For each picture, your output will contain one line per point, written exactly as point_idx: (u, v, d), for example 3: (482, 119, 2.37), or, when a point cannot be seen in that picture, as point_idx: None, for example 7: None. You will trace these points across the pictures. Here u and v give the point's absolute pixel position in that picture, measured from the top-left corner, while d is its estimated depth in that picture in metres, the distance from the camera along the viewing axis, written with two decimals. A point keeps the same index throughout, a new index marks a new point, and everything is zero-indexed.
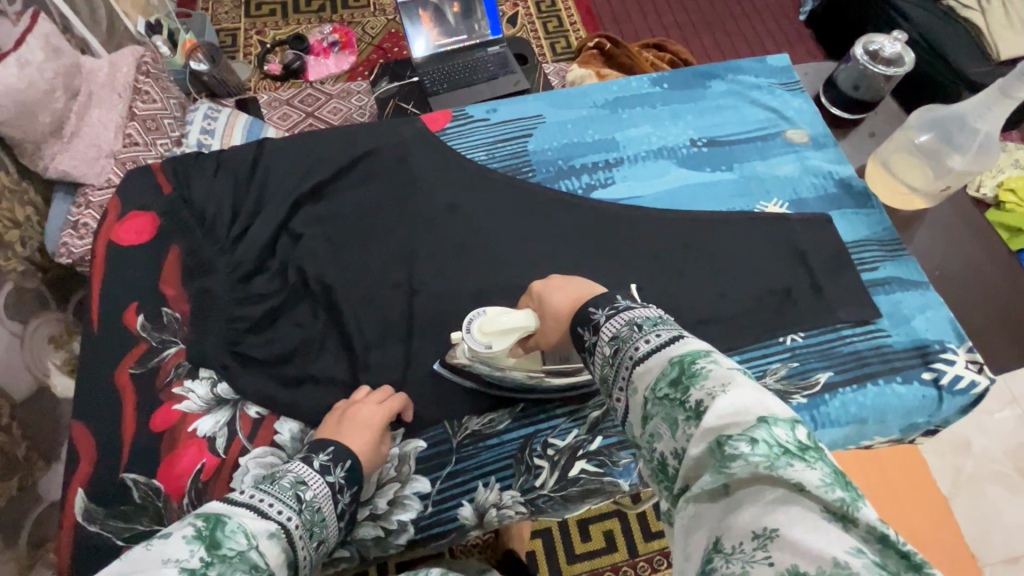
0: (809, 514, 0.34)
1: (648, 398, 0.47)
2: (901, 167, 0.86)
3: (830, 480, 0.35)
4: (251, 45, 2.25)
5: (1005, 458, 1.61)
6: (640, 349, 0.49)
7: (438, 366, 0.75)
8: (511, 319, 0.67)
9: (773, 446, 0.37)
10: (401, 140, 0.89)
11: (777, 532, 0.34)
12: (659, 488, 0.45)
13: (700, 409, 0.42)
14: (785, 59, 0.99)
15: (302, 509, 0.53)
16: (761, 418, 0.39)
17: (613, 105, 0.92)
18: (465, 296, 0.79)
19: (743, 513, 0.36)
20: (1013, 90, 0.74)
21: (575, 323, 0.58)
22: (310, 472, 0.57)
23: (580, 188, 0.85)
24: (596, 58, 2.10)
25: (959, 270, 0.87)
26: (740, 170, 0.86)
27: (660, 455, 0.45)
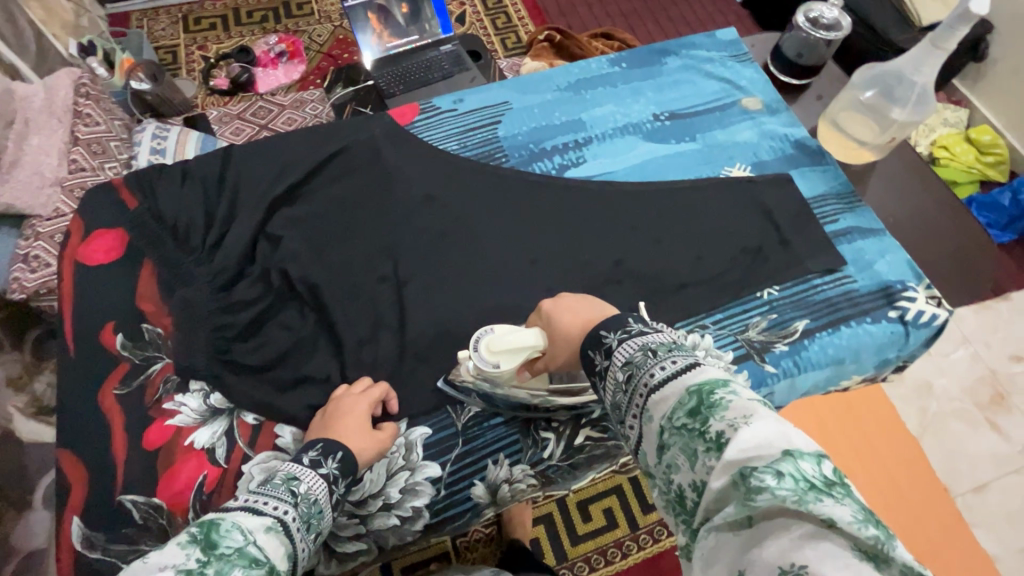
0: (840, 552, 0.38)
1: (664, 428, 0.49)
2: (850, 124, 0.91)
3: (861, 517, 0.39)
4: (194, 61, 2.18)
5: (963, 395, 1.73)
6: (654, 377, 0.51)
7: (442, 383, 0.74)
8: (520, 338, 0.66)
9: (799, 481, 0.40)
10: (371, 136, 0.88)
11: (806, 569, 0.38)
12: (678, 520, 0.48)
13: (722, 441, 0.45)
14: (732, 32, 1.03)
15: (298, 502, 0.53)
16: (786, 453, 0.42)
17: (576, 87, 0.94)
18: (453, 282, 0.79)
19: (769, 546, 0.40)
20: (944, 42, 0.79)
21: (584, 346, 0.60)
22: (302, 467, 0.57)
23: (553, 169, 0.87)
24: (547, 50, 2.15)
25: (911, 215, 0.92)
26: (703, 140, 0.90)
27: (678, 486, 0.48)
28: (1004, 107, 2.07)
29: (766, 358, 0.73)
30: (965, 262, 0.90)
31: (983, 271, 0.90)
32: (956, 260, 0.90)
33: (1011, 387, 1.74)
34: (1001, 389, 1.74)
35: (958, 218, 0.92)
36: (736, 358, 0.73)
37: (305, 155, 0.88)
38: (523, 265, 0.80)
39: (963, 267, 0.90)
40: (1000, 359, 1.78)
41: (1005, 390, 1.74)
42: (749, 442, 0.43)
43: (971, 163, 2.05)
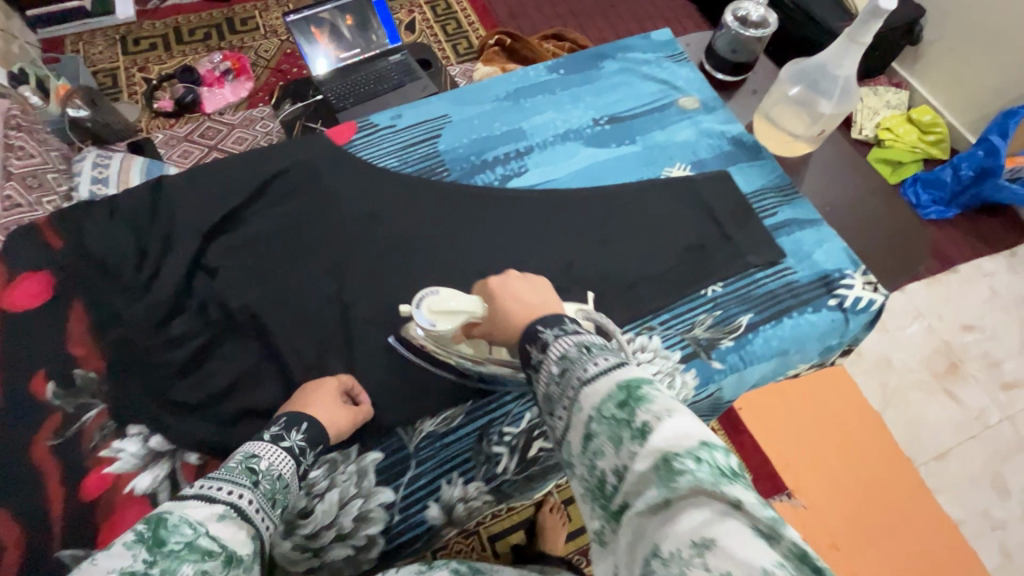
0: (744, 527, 0.43)
1: (593, 417, 0.53)
2: (784, 117, 0.93)
3: (761, 499, 0.45)
4: (135, 84, 2.12)
5: (921, 367, 1.79)
6: (588, 370, 0.55)
7: (392, 339, 0.77)
8: (457, 302, 0.71)
9: (714, 467, 0.46)
10: (310, 156, 0.86)
11: (714, 542, 0.43)
12: (596, 507, 0.52)
13: (647, 430, 0.49)
14: (667, 32, 1.04)
15: (256, 482, 0.56)
16: (702, 443, 0.48)
17: (515, 96, 0.94)
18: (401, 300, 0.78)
19: (684, 522, 0.45)
20: (861, 36, 0.81)
21: (521, 338, 0.63)
22: (260, 446, 0.61)
23: (495, 180, 0.86)
24: (499, 55, 2.16)
25: (848, 203, 0.94)
26: (643, 142, 0.91)
27: (601, 471, 0.51)
28: (941, 87, 2.15)
29: (712, 355, 0.74)
30: (900, 247, 0.91)
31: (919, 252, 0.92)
32: (890, 245, 0.91)
33: (963, 355, 1.82)
34: (955, 358, 1.81)
35: (893, 201, 0.95)
36: (685, 356, 0.74)
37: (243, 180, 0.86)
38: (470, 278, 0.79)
39: (897, 251, 0.91)
40: (953, 329, 1.86)
41: (958, 358, 1.81)
42: (672, 432, 0.48)
43: (914, 143, 2.13)
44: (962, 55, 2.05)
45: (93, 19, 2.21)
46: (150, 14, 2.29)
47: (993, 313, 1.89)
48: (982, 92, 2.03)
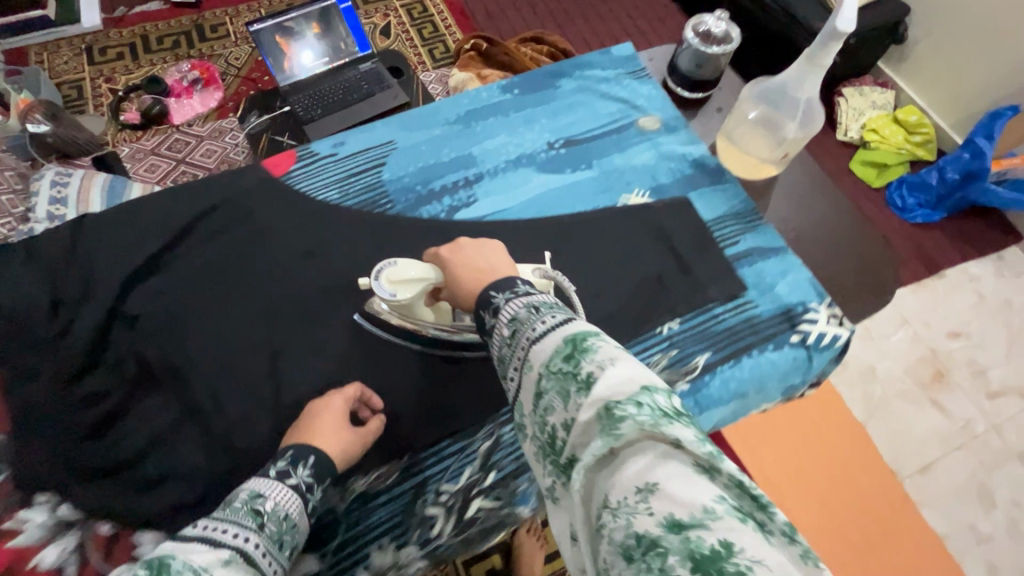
0: (684, 466, 0.43)
1: (542, 374, 0.53)
2: (747, 140, 0.88)
3: (699, 437, 0.45)
4: (101, 95, 2.06)
5: (906, 376, 1.76)
6: (536, 330, 0.56)
7: (358, 316, 0.78)
8: (418, 269, 0.72)
9: (654, 410, 0.46)
10: (239, 190, 0.84)
11: (657, 485, 0.42)
12: (547, 463, 0.51)
13: (591, 380, 0.49)
14: (629, 46, 1.00)
15: (262, 524, 0.54)
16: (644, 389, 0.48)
17: (466, 119, 0.89)
18: (334, 350, 0.76)
19: (629, 468, 0.44)
20: (819, 58, 0.76)
21: (475, 305, 0.63)
22: (268, 482, 0.58)
23: (443, 211, 0.82)
24: (475, 60, 2.11)
25: (814, 228, 0.90)
26: (599, 166, 0.86)
27: (552, 427, 0.51)
28: (928, 86, 2.09)
29: None
30: (870, 273, 0.87)
31: (888, 278, 0.88)
32: (860, 272, 0.86)
33: (949, 364, 1.78)
34: (941, 366, 1.77)
35: (862, 225, 0.90)
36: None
37: (170, 219, 0.83)
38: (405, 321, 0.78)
39: (868, 276, 0.87)
40: (938, 336, 1.82)
41: (944, 367, 1.78)
42: (615, 380, 0.48)
43: (900, 144, 2.08)
44: (949, 54, 1.99)
45: (59, 28, 2.15)
46: (117, 22, 2.23)
47: (980, 319, 1.85)
48: (970, 91, 1.97)
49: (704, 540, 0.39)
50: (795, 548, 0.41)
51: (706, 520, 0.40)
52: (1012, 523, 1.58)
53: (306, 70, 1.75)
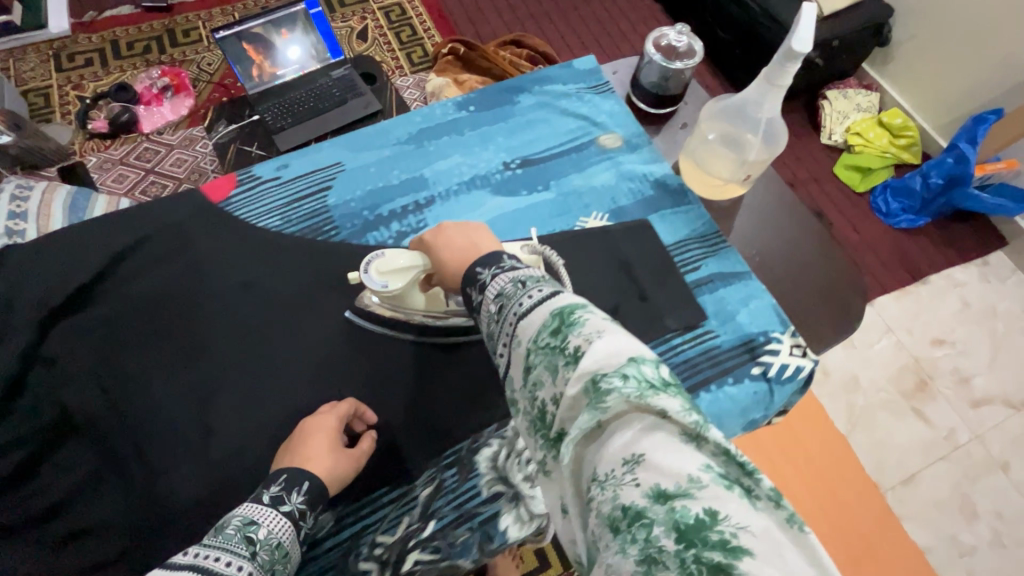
0: (671, 438, 0.41)
1: (530, 349, 0.50)
2: (710, 159, 0.84)
3: (687, 406, 0.43)
4: (69, 103, 2.01)
5: (890, 385, 1.73)
6: (523, 305, 0.52)
7: (349, 313, 0.81)
8: (406, 259, 0.71)
9: (642, 381, 0.43)
10: (175, 221, 0.85)
11: (644, 457, 0.41)
12: (538, 437, 0.50)
13: (579, 354, 0.47)
14: (592, 58, 0.96)
15: (255, 553, 0.55)
16: (631, 360, 0.45)
17: (418, 138, 0.89)
18: (266, 387, 0.77)
19: (616, 441, 0.43)
20: (778, 79, 0.71)
21: (461, 281, 0.60)
22: (263, 508, 0.59)
23: (389, 238, 0.83)
24: (453, 64, 2.05)
25: (779, 252, 0.87)
26: (557, 188, 0.84)
27: (541, 402, 0.49)
28: (912, 90, 2.06)
29: None
30: (836, 298, 0.84)
31: (853, 302, 0.84)
32: (825, 299, 0.84)
33: (933, 372, 1.75)
34: (924, 375, 1.74)
35: (828, 250, 0.88)
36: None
37: (98, 253, 0.81)
38: (343, 355, 0.80)
39: (834, 300, 0.84)
40: (922, 344, 1.79)
41: (928, 375, 1.75)
42: (601, 352, 0.45)
43: (884, 148, 2.04)
44: (934, 56, 1.96)
45: (26, 34, 2.09)
46: (85, 26, 2.16)
47: (964, 325, 1.82)
48: (955, 94, 1.94)
49: (689, 510, 0.38)
50: (780, 510, 0.39)
51: (691, 490, 0.39)
52: (994, 536, 1.56)
53: (284, 72, 1.73)
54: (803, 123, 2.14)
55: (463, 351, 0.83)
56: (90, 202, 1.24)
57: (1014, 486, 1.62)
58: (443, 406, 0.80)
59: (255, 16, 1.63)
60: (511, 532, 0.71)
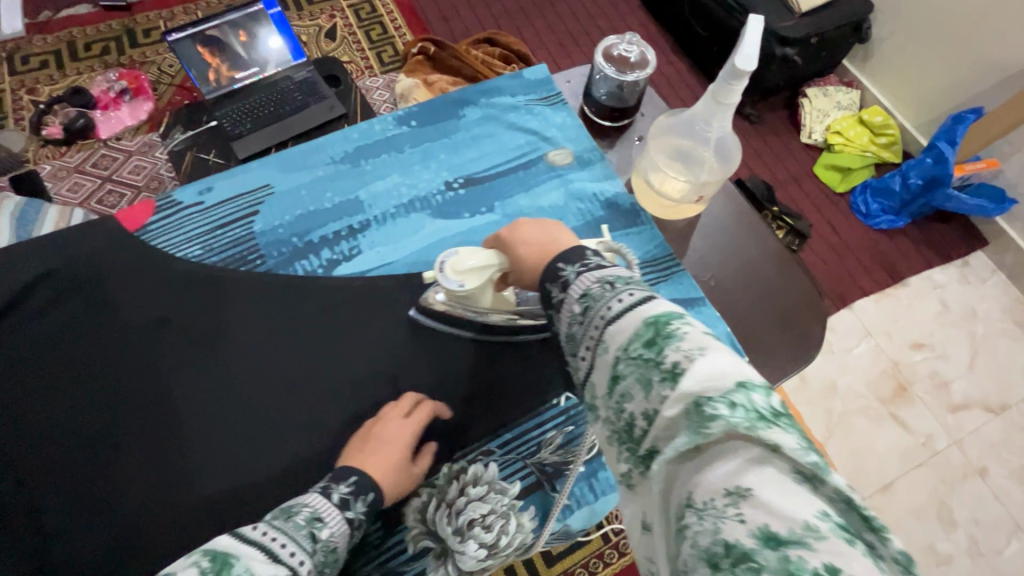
0: (781, 476, 0.38)
1: (620, 358, 0.49)
2: (662, 176, 0.85)
3: (805, 444, 0.39)
4: (22, 108, 1.85)
5: (869, 392, 1.69)
6: (612, 310, 0.51)
7: (415, 312, 0.83)
8: (481, 259, 0.71)
9: (750, 411, 0.40)
10: (89, 252, 0.83)
11: (750, 492, 0.38)
12: (621, 450, 0.48)
13: (677, 372, 0.44)
14: (542, 69, 1.02)
15: (315, 550, 0.54)
16: (740, 385, 0.42)
17: (353, 157, 0.92)
18: (177, 424, 0.75)
19: (716, 470, 0.40)
20: (724, 96, 0.72)
21: (543, 278, 0.59)
22: (329, 506, 0.60)
23: (320, 267, 0.85)
24: (424, 64, 1.92)
25: (734, 275, 0.89)
26: (502, 210, 0.89)
27: (629, 415, 0.47)
28: (893, 86, 2.02)
29: (559, 481, 0.76)
30: (793, 325, 0.86)
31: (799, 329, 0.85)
32: (779, 325, 0.86)
33: (912, 377, 1.72)
34: (903, 380, 1.71)
35: (789, 271, 0.89)
36: (524, 490, 0.75)
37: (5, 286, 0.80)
38: (274, 389, 0.77)
39: (793, 329, 0.86)
40: (902, 348, 1.76)
41: (907, 380, 1.71)
42: (704, 373, 0.43)
43: (865, 147, 2.00)
44: (915, 52, 1.91)
45: None
46: (38, 28, 1.97)
47: (943, 329, 1.79)
48: (936, 92, 1.90)
49: (806, 562, 0.34)
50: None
51: (807, 538, 0.35)
52: (971, 544, 1.54)
53: (240, 77, 1.65)
54: (783, 121, 2.08)
55: (399, 382, 0.79)
56: (40, 215, 1.19)
57: (992, 492, 1.59)
58: None
59: (237, 8, 1.61)
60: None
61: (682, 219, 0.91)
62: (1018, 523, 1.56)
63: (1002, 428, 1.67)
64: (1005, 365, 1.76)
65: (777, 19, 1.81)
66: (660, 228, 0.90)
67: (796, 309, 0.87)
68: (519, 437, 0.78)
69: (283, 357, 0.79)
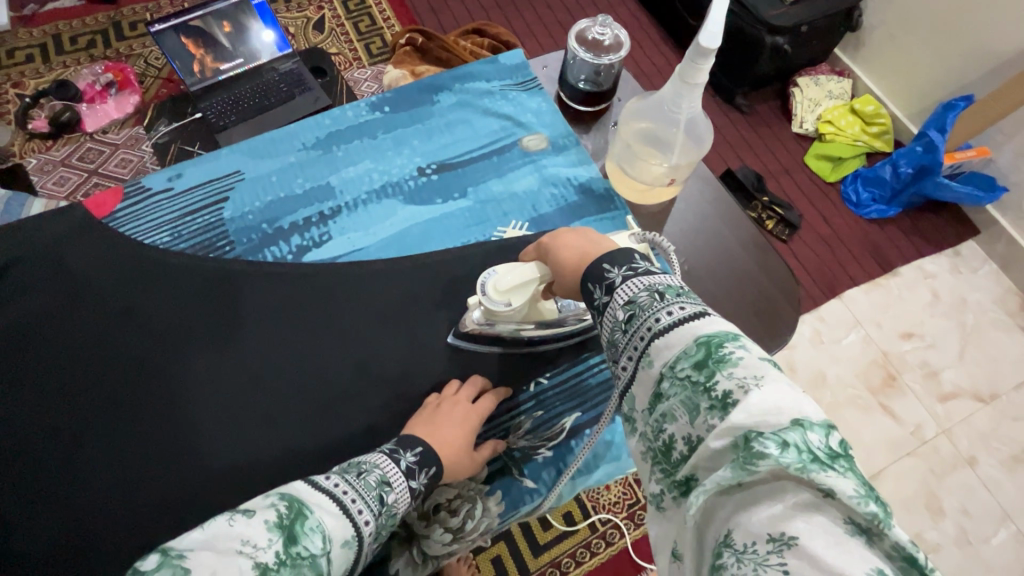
0: (833, 527, 0.36)
1: (665, 375, 0.46)
2: (636, 163, 0.86)
3: (864, 492, 0.36)
4: (6, 102, 1.80)
5: (858, 381, 1.68)
6: (660, 323, 0.48)
7: (454, 340, 0.80)
8: (521, 274, 0.69)
9: (804, 452, 0.37)
10: (53, 239, 0.82)
11: (796, 541, 0.36)
12: (656, 470, 0.46)
13: (728, 402, 0.42)
14: (518, 54, 1.03)
15: (380, 513, 0.53)
16: (796, 423, 0.39)
17: (325, 143, 0.93)
18: (139, 414, 0.74)
19: (761, 511, 0.38)
20: (690, 78, 0.72)
21: (584, 279, 0.56)
22: (396, 472, 0.58)
23: (289, 253, 0.86)
24: (412, 55, 1.89)
25: (711, 261, 0.88)
26: (474, 196, 0.91)
27: (669, 436, 0.45)
28: (884, 76, 2.00)
29: (528, 466, 0.77)
30: (769, 311, 0.86)
31: (773, 316, 0.86)
32: (754, 311, 0.85)
33: (902, 367, 1.71)
34: (893, 370, 1.71)
35: (764, 257, 0.90)
36: (493, 474, 0.76)
37: None
38: (244, 377, 0.76)
39: (768, 316, 0.86)
40: (892, 338, 1.75)
41: (896, 370, 1.71)
42: (759, 406, 0.40)
43: (856, 136, 1.98)
44: (906, 42, 1.90)
45: None
46: (25, 21, 1.92)
47: (934, 319, 1.79)
48: (927, 80, 1.88)
49: None
50: None
51: None
52: (960, 533, 1.53)
53: (225, 68, 1.60)
54: (773, 111, 2.07)
55: (369, 370, 0.78)
56: (24, 206, 1.18)
57: (981, 482, 1.59)
58: (346, 436, 0.74)
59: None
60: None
61: (659, 206, 0.91)
62: (1007, 513, 1.56)
63: (992, 417, 1.67)
64: (995, 355, 1.75)
65: (766, 7, 1.79)
66: (635, 214, 0.90)
67: (773, 297, 0.87)
68: (489, 422, 0.77)
69: (253, 345, 0.78)
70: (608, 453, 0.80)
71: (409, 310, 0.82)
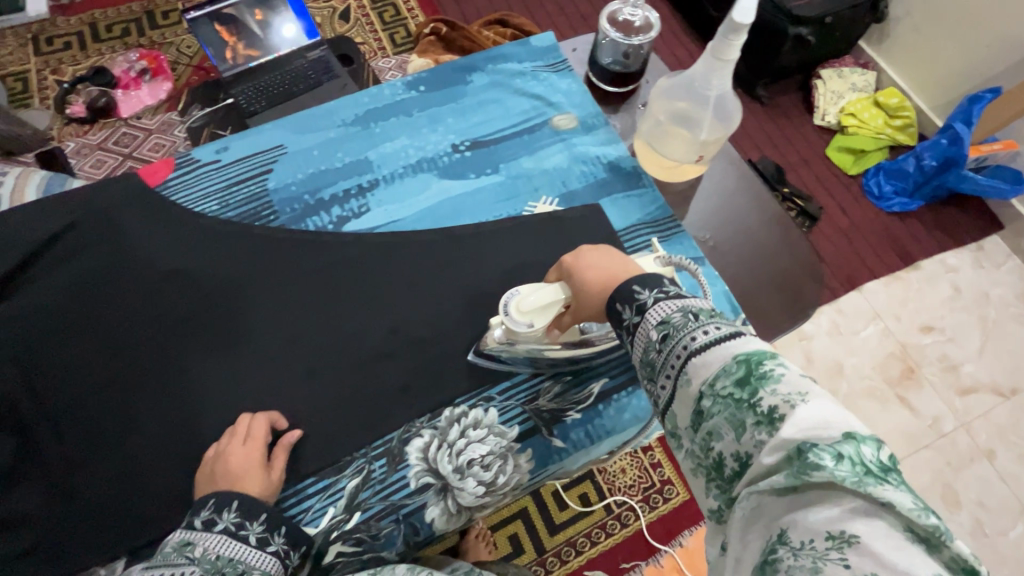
0: (893, 533, 0.37)
1: (705, 394, 0.48)
2: (665, 143, 0.89)
3: (921, 504, 0.37)
4: (47, 88, 1.86)
5: (875, 373, 1.68)
6: (698, 341, 0.50)
7: (472, 356, 0.80)
8: (544, 295, 0.70)
9: (860, 463, 0.38)
10: (108, 206, 0.87)
11: (857, 539, 0.37)
12: (711, 485, 0.47)
13: (774, 416, 0.43)
14: (548, 37, 1.06)
15: (196, 562, 0.57)
16: (847, 436, 0.40)
17: (364, 120, 0.97)
18: (186, 373, 0.78)
19: (818, 512, 0.39)
20: (723, 53, 0.75)
21: (614, 299, 0.59)
22: (196, 530, 0.60)
23: (330, 222, 0.89)
24: (435, 44, 1.91)
25: (734, 237, 0.92)
26: (506, 171, 0.94)
27: (717, 454, 0.47)
28: (909, 68, 1.99)
29: (556, 427, 0.79)
30: (790, 286, 0.90)
31: (798, 291, 0.90)
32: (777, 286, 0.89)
33: (921, 360, 1.71)
34: (912, 362, 1.70)
35: (788, 234, 0.93)
36: (523, 434, 0.78)
37: (32, 235, 0.85)
38: (282, 342, 0.80)
39: (790, 290, 0.90)
40: (911, 331, 1.74)
41: (915, 363, 1.70)
42: (807, 420, 0.42)
43: (879, 129, 1.97)
44: (931, 34, 1.88)
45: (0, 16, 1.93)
46: (63, 10, 1.98)
47: (954, 312, 1.78)
48: (953, 73, 1.87)
49: None
50: None
51: None
52: (977, 526, 1.52)
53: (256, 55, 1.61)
54: (795, 103, 2.06)
55: (402, 338, 0.81)
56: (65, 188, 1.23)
57: (999, 475, 1.58)
58: (377, 400, 0.78)
59: None
60: (437, 523, 0.72)
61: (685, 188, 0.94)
62: None
63: (1012, 412, 1.66)
64: (1017, 350, 1.74)
65: None
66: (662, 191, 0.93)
67: (795, 275, 0.91)
68: (515, 386, 0.80)
69: (292, 312, 0.82)
70: (629, 419, 0.81)
71: (440, 283, 0.85)
